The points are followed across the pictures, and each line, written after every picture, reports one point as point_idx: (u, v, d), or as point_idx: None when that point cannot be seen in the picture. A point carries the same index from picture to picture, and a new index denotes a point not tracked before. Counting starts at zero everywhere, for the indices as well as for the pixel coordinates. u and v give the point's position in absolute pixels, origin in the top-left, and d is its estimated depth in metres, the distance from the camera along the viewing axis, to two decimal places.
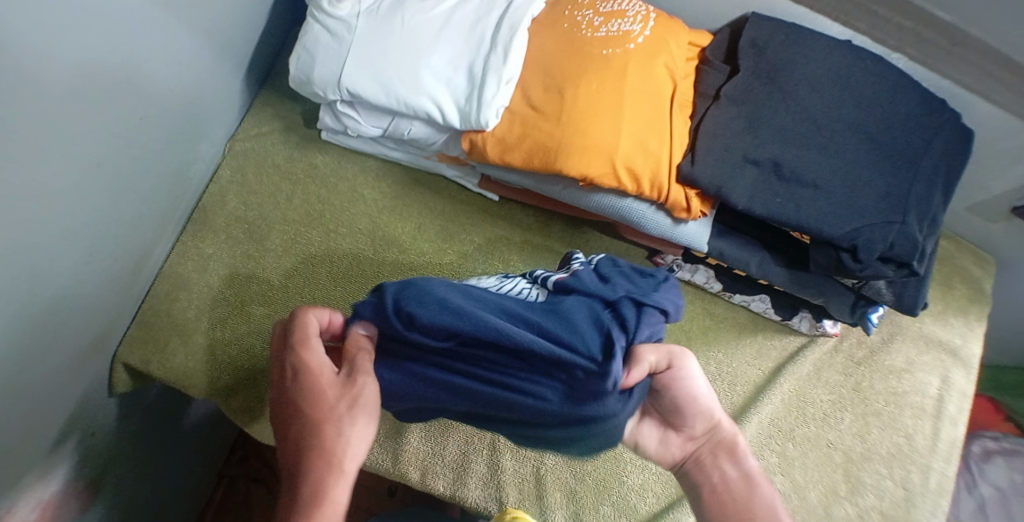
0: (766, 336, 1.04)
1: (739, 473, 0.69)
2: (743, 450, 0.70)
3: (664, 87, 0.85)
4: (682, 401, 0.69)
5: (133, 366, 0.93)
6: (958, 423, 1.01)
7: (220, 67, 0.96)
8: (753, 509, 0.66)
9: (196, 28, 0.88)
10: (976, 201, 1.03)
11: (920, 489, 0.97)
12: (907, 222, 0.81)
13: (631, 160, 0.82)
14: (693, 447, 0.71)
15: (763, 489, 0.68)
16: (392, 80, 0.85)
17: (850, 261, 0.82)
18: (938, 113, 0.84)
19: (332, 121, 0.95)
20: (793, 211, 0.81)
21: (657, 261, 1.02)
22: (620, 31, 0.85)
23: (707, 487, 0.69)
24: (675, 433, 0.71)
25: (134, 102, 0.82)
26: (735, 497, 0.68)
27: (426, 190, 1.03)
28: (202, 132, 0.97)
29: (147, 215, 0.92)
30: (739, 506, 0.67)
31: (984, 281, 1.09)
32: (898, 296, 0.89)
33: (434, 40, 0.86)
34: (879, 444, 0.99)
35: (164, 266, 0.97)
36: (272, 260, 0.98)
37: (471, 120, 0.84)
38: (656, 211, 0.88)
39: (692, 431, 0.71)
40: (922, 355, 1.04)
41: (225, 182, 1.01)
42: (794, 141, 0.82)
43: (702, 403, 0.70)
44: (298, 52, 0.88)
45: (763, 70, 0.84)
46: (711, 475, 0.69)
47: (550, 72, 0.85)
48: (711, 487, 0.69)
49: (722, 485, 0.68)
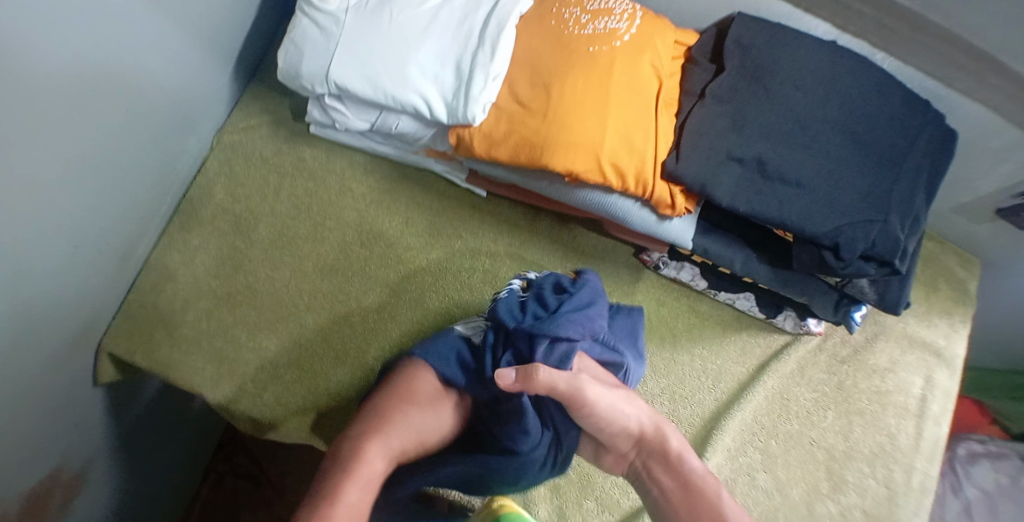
0: (751, 334, 1.04)
1: (674, 478, 0.80)
2: (672, 454, 0.81)
3: (650, 84, 0.85)
4: (594, 426, 0.81)
5: (118, 357, 0.93)
6: (941, 423, 1.02)
7: (208, 59, 0.96)
8: (693, 508, 0.77)
9: (185, 19, 0.88)
10: (962, 203, 1.03)
11: (903, 488, 0.98)
12: (889, 221, 0.81)
13: (616, 157, 0.83)
14: (633, 464, 0.84)
15: (700, 486, 0.79)
16: (380, 75, 0.85)
17: (831, 259, 0.82)
18: (922, 114, 0.85)
19: (320, 115, 0.95)
20: (777, 209, 0.81)
21: (643, 258, 1.03)
22: (606, 28, 0.86)
23: (654, 496, 0.81)
24: (608, 452, 0.85)
25: (120, 93, 0.82)
26: (677, 503, 0.79)
27: (414, 185, 1.03)
28: (191, 125, 0.97)
29: (134, 207, 0.92)
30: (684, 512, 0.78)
31: (969, 282, 1.09)
32: (881, 294, 0.90)
33: (422, 35, 0.87)
34: (862, 442, 1.00)
35: (151, 257, 0.97)
36: (259, 252, 0.98)
37: (458, 115, 0.84)
38: (641, 208, 0.89)
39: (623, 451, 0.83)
40: (905, 354, 1.05)
41: (213, 174, 1.01)
42: (778, 140, 0.83)
43: (621, 422, 0.81)
44: (287, 46, 0.88)
45: (748, 69, 0.85)
46: (653, 489, 0.81)
47: (538, 68, 0.85)
48: (654, 498, 0.81)
49: (666, 493, 0.80)
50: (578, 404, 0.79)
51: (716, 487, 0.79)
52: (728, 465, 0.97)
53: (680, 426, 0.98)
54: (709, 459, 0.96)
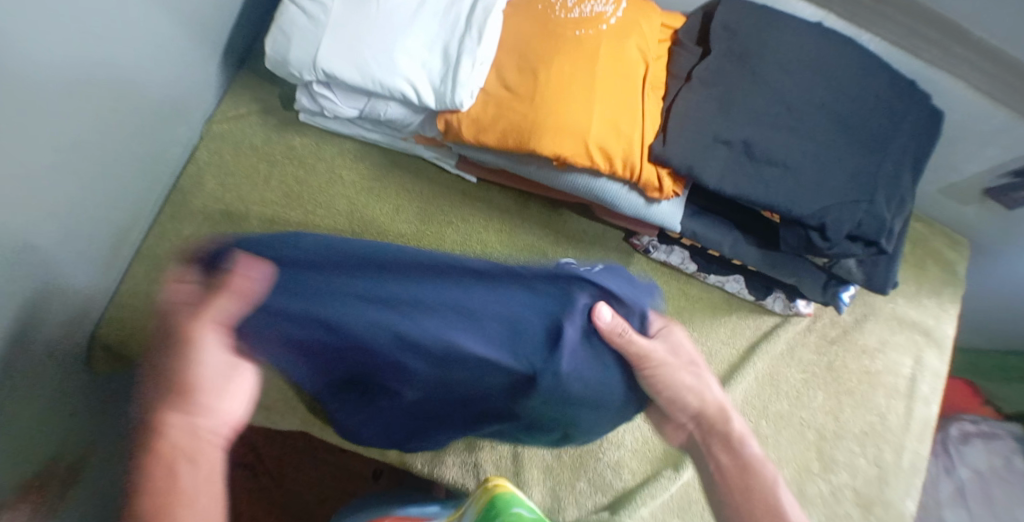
0: (741, 316, 1.05)
1: (736, 457, 0.64)
2: (739, 434, 0.65)
3: (637, 68, 0.86)
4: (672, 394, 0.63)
5: (110, 346, 0.93)
6: (931, 402, 1.03)
7: (196, 48, 0.96)
8: (752, 495, 0.62)
9: (171, 8, 0.88)
10: (949, 183, 1.04)
11: (893, 467, 0.99)
12: (875, 201, 0.82)
13: (604, 140, 0.83)
14: (688, 434, 0.66)
15: (762, 471, 0.63)
16: (368, 62, 0.85)
17: (818, 240, 0.83)
18: (907, 95, 0.85)
19: (309, 103, 0.95)
20: (763, 191, 0.82)
21: (634, 242, 1.04)
22: (593, 12, 0.86)
23: (705, 476, 0.65)
24: (666, 421, 0.66)
25: (107, 82, 0.82)
26: (733, 483, 0.63)
27: (404, 172, 1.04)
28: (179, 114, 0.97)
29: (125, 197, 0.92)
30: (740, 492, 0.62)
31: (957, 263, 1.10)
32: (868, 275, 0.91)
33: (409, 22, 0.87)
34: (852, 422, 1.01)
35: (142, 247, 0.98)
36: (250, 241, 0.98)
37: (446, 101, 0.84)
38: (629, 192, 0.89)
39: (680, 420, 0.65)
40: (895, 335, 1.06)
41: (203, 163, 1.01)
42: (764, 122, 0.83)
43: (693, 393, 0.64)
44: (274, 33, 0.88)
45: (735, 52, 0.85)
46: (707, 465, 0.64)
47: (525, 53, 0.85)
48: (708, 474, 0.64)
49: (722, 471, 0.64)
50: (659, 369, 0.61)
51: (779, 484, 0.63)
52: None
53: None
54: None
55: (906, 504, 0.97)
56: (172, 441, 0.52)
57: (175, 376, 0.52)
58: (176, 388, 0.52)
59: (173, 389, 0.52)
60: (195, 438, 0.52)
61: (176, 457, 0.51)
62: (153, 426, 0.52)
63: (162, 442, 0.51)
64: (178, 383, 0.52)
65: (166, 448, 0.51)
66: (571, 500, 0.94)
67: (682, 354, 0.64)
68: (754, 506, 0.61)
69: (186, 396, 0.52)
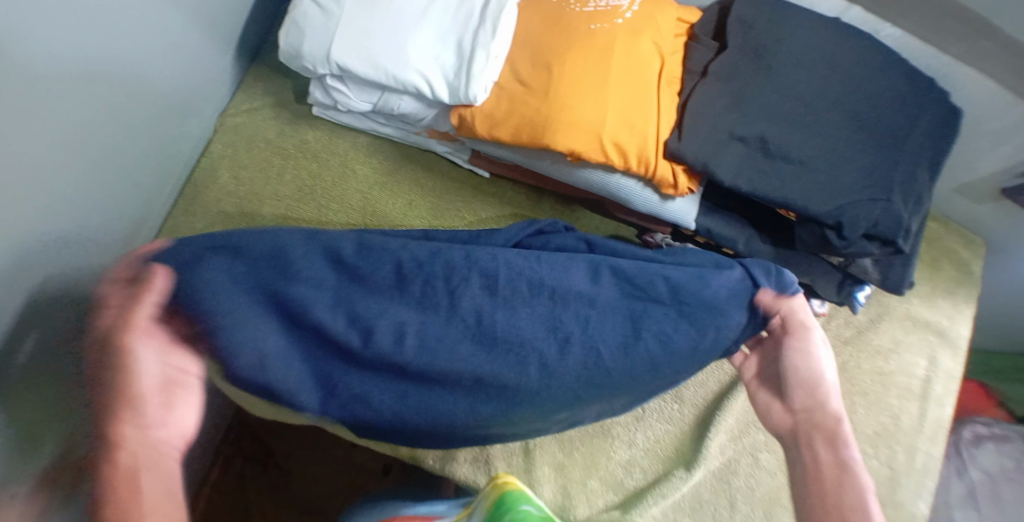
0: None
1: (832, 456, 0.66)
2: (845, 438, 0.67)
3: (652, 62, 0.85)
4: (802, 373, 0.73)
5: None
6: (945, 404, 1.01)
7: (210, 41, 0.96)
8: (842, 492, 0.63)
9: (184, 0, 0.88)
10: (966, 183, 1.03)
11: (906, 469, 0.98)
12: (892, 200, 0.81)
13: (618, 135, 0.82)
14: (796, 426, 0.70)
15: (857, 477, 0.64)
16: (381, 55, 0.85)
17: (835, 239, 0.82)
18: (925, 93, 0.84)
19: (322, 96, 0.95)
20: (779, 188, 0.81)
21: (647, 240, 1.01)
22: (608, 6, 0.85)
23: (800, 464, 0.67)
24: (779, 404, 0.73)
25: (120, 74, 0.82)
26: (826, 482, 0.64)
27: (417, 166, 1.03)
28: (192, 106, 0.97)
29: (138, 190, 0.92)
30: (832, 491, 0.63)
31: (973, 264, 1.09)
32: (884, 274, 0.90)
33: (423, 15, 0.86)
34: (865, 423, 1.00)
35: (155, 241, 0.98)
36: (263, 235, 0.98)
37: (460, 95, 0.84)
38: (643, 188, 0.89)
39: (794, 408, 0.72)
40: (909, 335, 1.05)
41: (216, 157, 1.02)
42: (780, 119, 0.82)
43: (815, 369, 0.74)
44: (287, 26, 0.88)
45: (751, 48, 0.84)
46: (803, 457, 0.68)
47: (539, 47, 0.85)
48: (801, 466, 0.67)
49: (815, 468, 0.66)
50: (788, 329, 0.76)
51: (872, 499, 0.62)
52: (731, 446, 0.97)
53: (683, 407, 0.99)
54: (712, 440, 0.96)
55: (919, 507, 0.96)
56: (127, 446, 0.59)
57: (119, 390, 0.61)
58: (118, 400, 0.61)
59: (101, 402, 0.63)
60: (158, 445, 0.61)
61: (137, 452, 0.59)
62: (108, 439, 0.60)
63: (120, 450, 0.59)
64: (125, 399, 0.61)
65: (127, 452, 0.59)
66: (582, 498, 0.93)
67: (812, 350, 0.74)
68: (843, 504, 0.62)
69: (126, 407, 0.61)
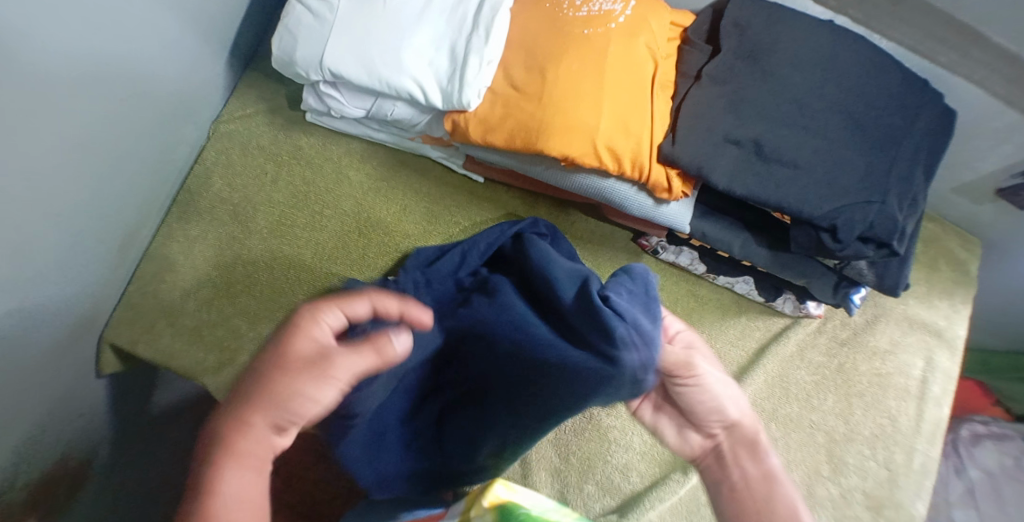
0: (750, 317, 1.05)
1: (756, 469, 0.67)
2: (763, 446, 0.68)
3: (646, 66, 0.85)
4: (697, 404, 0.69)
5: (120, 346, 0.93)
6: (943, 404, 1.01)
7: (203, 47, 0.96)
8: (773, 508, 0.64)
9: (177, 7, 0.88)
10: (963, 183, 1.02)
11: (904, 469, 0.98)
12: (887, 201, 0.81)
13: (612, 140, 0.82)
14: (714, 446, 0.69)
15: (783, 485, 0.65)
16: (375, 61, 0.85)
17: (829, 241, 0.82)
18: (920, 94, 0.84)
19: (316, 102, 0.95)
20: (774, 192, 0.81)
21: (643, 243, 1.02)
22: (601, 10, 0.85)
23: (728, 484, 0.67)
24: (694, 433, 0.70)
25: (114, 82, 0.82)
26: (755, 493, 0.65)
27: (411, 172, 1.03)
28: (186, 113, 0.97)
29: (133, 198, 0.92)
30: (755, 506, 0.64)
31: (970, 263, 1.09)
32: (880, 276, 0.90)
33: (416, 21, 0.86)
34: (862, 425, 1.00)
35: (149, 249, 0.98)
36: (258, 242, 0.98)
37: (454, 101, 0.84)
38: (638, 192, 0.89)
39: (709, 432, 0.69)
40: (906, 336, 1.05)
41: (210, 164, 1.01)
42: (775, 121, 0.82)
43: (707, 410, 0.69)
44: (280, 32, 0.88)
45: (745, 50, 0.84)
46: (731, 474, 0.67)
47: (533, 52, 0.84)
48: (729, 485, 0.67)
49: (742, 482, 0.66)
50: (682, 372, 0.69)
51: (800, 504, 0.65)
52: None
53: None
54: None
55: (917, 507, 0.96)
56: (256, 446, 0.57)
57: (268, 386, 0.57)
58: (267, 398, 0.57)
59: (238, 392, 0.58)
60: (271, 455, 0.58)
61: (260, 454, 0.57)
62: (241, 426, 0.57)
63: (243, 443, 0.56)
64: (260, 400, 0.57)
65: (246, 455, 0.56)
66: (578, 502, 0.93)
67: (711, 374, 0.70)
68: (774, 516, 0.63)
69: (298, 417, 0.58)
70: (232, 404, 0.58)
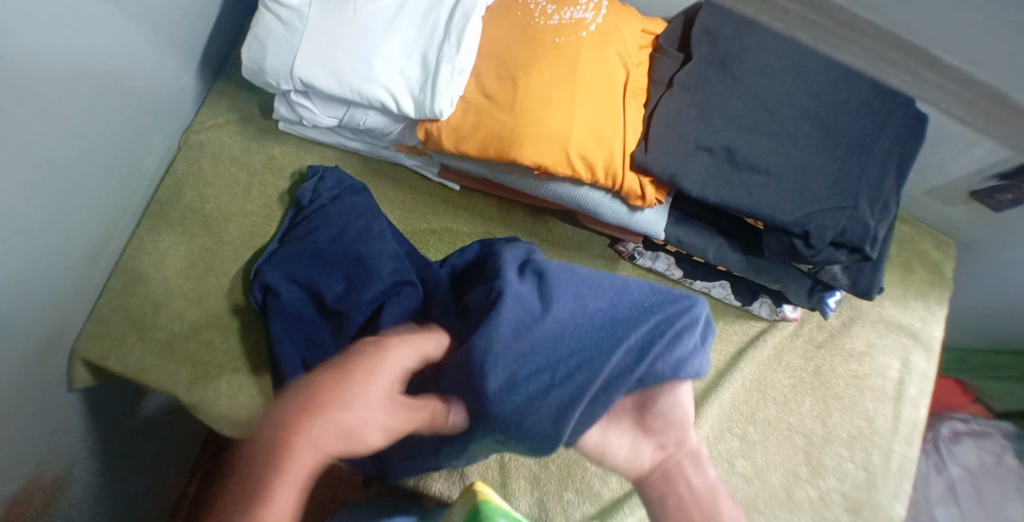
0: (727, 321, 1.05)
1: (704, 483, 0.68)
2: (707, 461, 0.70)
3: (617, 75, 0.85)
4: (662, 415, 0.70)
5: (91, 361, 0.91)
6: (920, 405, 1.02)
7: (172, 57, 0.95)
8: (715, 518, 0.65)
9: (145, 16, 0.86)
10: (935, 186, 1.03)
11: (882, 470, 0.98)
12: (859, 206, 0.81)
13: (585, 149, 0.82)
14: (663, 459, 0.69)
15: (726, 498, 0.68)
16: (345, 70, 0.84)
17: (802, 247, 0.82)
18: None
19: (287, 112, 0.94)
20: (746, 198, 0.81)
21: (619, 249, 1.02)
22: (572, 19, 0.85)
23: (676, 495, 0.67)
24: (647, 444, 0.70)
25: (81, 94, 0.80)
26: (703, 504, 0.66)
27: (385, 180, 1.03)
28: (156, 124, 0.96)
29: (102, 210, 0.90)
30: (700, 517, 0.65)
31: (944, 265, 1.10)
32: (854, 280, 0.90)
33: (386, 30, 0.86)
34: (840, 427, 1.00)
35: (120, 260, 0.96)
36: (230, 251, 0.97)
37: (426, 110, 0.84)
38: (612, 200, 0.89)
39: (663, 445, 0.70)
40: (882, 338, 1.06)
41: (181, 173, 1.00)
42: (746, 128, 0.82)
43: (657, 420, 0.70)
44: (250, 42, 0.87)
45: (716, 57, 0.84)
46: (679, 484, 0.68)
47: (504, 61, 0.84)
48: (678, 496, 0.67)
49: (690, 492, 0.67)
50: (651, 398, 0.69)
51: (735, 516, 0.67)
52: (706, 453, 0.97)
53: None
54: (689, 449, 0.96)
55: (895, 508, 0.96)
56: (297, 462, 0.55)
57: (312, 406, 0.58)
58: (306, 419, 0.57)
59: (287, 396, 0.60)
60: (297, 503, 0.54)
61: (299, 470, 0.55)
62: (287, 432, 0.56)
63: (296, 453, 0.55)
64: (312, 408, 0.58)
65: (286, 482, 0.54)
66: (558, 509, 0.93)
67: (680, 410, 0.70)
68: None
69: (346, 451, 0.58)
70: (274, 421, 0.59)
